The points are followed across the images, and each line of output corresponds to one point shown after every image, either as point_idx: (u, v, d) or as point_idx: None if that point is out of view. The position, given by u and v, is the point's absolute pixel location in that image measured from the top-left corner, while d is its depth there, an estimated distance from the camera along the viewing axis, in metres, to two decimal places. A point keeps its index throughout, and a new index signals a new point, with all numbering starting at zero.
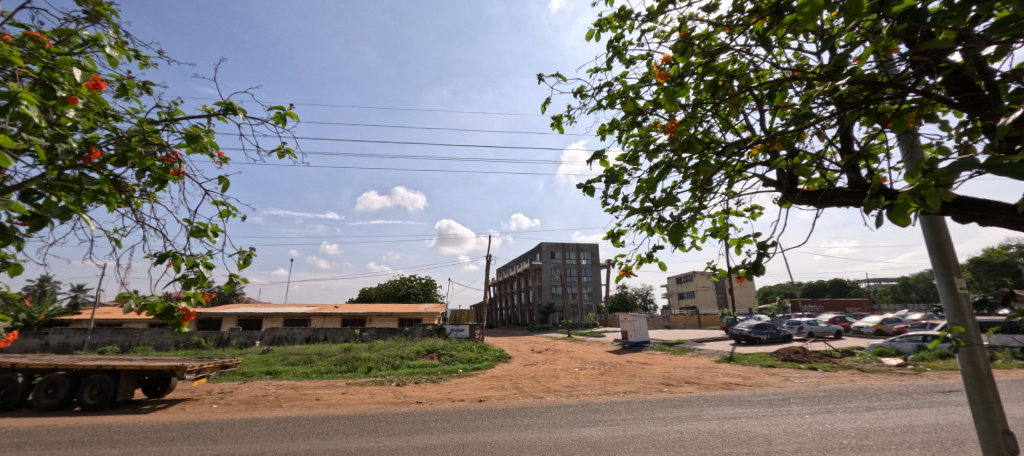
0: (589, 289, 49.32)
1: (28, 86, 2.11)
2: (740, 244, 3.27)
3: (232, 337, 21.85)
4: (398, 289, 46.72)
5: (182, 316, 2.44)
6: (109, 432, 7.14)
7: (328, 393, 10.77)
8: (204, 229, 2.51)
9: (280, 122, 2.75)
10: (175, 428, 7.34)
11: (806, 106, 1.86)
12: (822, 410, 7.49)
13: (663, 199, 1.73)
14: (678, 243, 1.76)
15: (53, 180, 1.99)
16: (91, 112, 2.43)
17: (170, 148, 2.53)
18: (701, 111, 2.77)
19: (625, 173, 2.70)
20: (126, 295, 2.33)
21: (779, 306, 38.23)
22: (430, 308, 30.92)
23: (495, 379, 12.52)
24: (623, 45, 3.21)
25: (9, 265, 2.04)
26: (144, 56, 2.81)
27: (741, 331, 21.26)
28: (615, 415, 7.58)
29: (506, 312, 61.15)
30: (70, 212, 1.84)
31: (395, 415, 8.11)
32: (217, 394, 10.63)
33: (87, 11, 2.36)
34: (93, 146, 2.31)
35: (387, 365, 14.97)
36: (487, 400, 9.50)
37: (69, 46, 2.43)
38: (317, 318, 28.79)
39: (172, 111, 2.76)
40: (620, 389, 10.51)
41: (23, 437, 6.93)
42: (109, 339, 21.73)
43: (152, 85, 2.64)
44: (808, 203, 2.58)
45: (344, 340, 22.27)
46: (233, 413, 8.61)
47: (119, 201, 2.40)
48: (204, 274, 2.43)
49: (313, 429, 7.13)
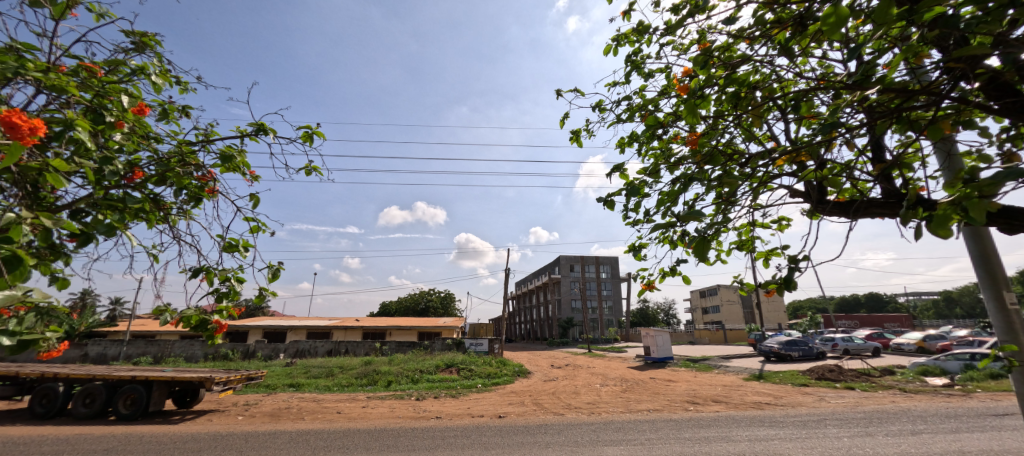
0: (609, 304, 48.59)
1: (79, 113, 2.25)
2: (768, 258, 3.17)
3: (257, 349, 22.29)
4: (417, 302, 47.17)
5: (215, 328, 2.54)
6: (141, 442, 7.36)
7: (349, 406, 10.88)
8: (236, 244, 2.63)
9: (307, 141, 2.85)
10: (203, 439, 7.52)
11: (834, 115, 1.81)
12: (862, 433, 7.15)
13: (690, 213, 1.69)
14: (704, 257, 1.73)
15: (99, 200, 2.13)
16: (135, 134, 2.58)
17: (206, 169, 2.67)
18: (723, 122, 2.73)
19: (645, 186, 2.68)
20: (162, 308, 2.44)
21: (811, 322, 36.77)
22: (450, 322, 31.06)
23: (514, 395, 12.37)
24: (641, 59, 3.22)
25: (58, 280, 2.14)
26: (183, 82, 2.96)
27: (770, 347, 20.57)
28: (640, 434, 7.39)
29: (524, 326, 60.89)
30: (115, 229, 1.98)
31: (415, 430, 8.09)
32: (242, 406, 10.81)
33: (134, 42, 2.51)
34: (135, 167, 2.44)
35: (406, 379, 15.00)
36: (506, 416, 9.38)
37: (117, 74, 2.57)
38: (338, 332, 29.17)
39: (207, 132, 2.91)
40: (643, 407, 10.24)
41: (62, 445, 7.17)
42: (143, 349, 22.56)
43: (191, 109, 2.79)
44: (840, 214, 2.50)
45: (364, 353, 22.47)
46: (257, 425, 8.78)
47: (158, 220, 2.53)
48: (235, 288, 2.55)
49: (334, 443, 7.18)
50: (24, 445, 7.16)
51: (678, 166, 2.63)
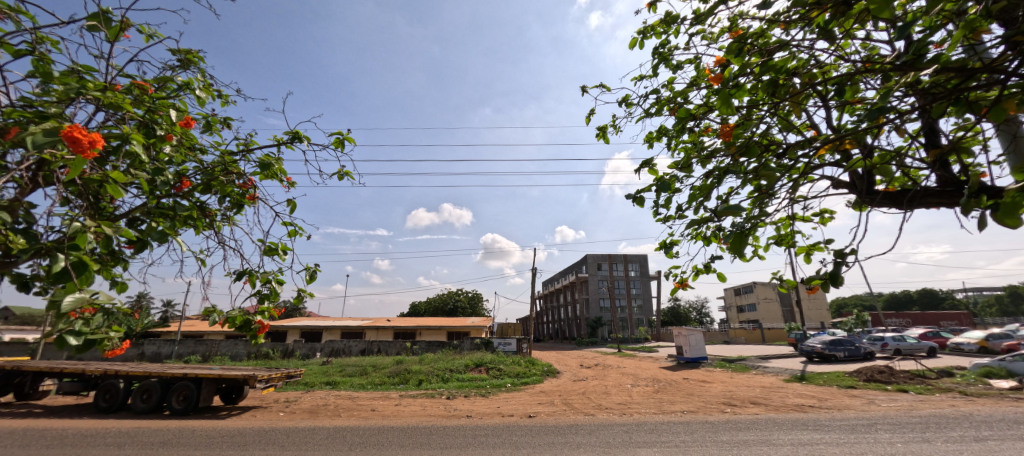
0: (639, 302, 47.74)
1: (134, 128, 2.41)
2: (810, 253, 3.05)
3: (295, 348, 23.12)
4: (445, 302, 47.75)
5: (258, 328, 2.65)
6: (192, 435, 7.79)
7: (383, 403, 11.15)
8: (276, 248, 2.75)
9: (340, 147, 2.96)
10: (248, 434, 7.87)
11: (881, 100, 1.72)
12: (918, 439, 6.73)
13: (726, 208, 1.64)
14: (740, 253, 1.68)
15: (153, 208, 2.28)
16: (183, 146, 2.73)
17: (247, 177, 2.81)
18: (758, 112, 2.63)
19: (676, 181, 2.62)
20: (211, 309, 2.58)
21: (858, 320, 34.96)
22: (478, 321, 31.28)
23: (544, 395, 12.34)
24: (669, 51, 3.15)
25: (118, 283, 2.29)
26: (225, 95, 3.11)
27: (813, 347, 19.71)
28: (674, 436, 7.22)
29: (553, 326, 60.62)
30: (168, 235, 2.12)
31: (448, 428, 8.20)
32: (283, 402, 11.24)
33: (180, 59, 2.65)
34: (183, 177, 2.59)
35: (437, 378, 15.21)
36: (536, 416, 9.38)
37: (167, 91, 2.72)
38: (371, 332, 29.88)
39: (247, 142, 3.05)
40: (677, 408, 10.01)
41: (122, 437, 7.67)
42: (192, 349, 23.82)
43: (232, 120, 2.93)
44: (890, 205, 2.36)
45: (396, 352, 22.93)
46: (297, 421, 9.12)
47: (205, 226, 2.68)
48: (276, 290, 2.67)
49: (370, 440, 7.37)
50: (90, 436, 7.71)
51: (710, 160, 2.57)
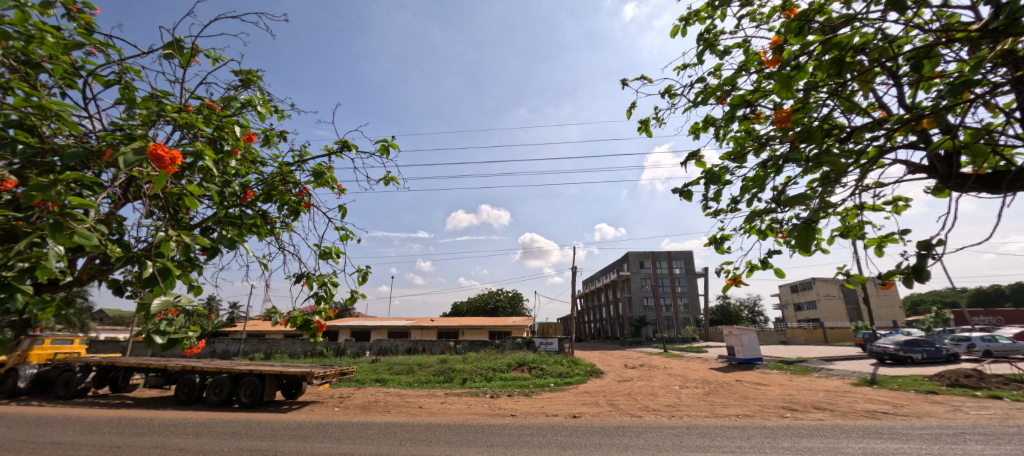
0: (686, 301, 46.20)
1: (205, 144, 2.65)
2: (883, 244, 2.84)
3: (346, 347, 24.20)
4: (487, 302, 48.24)
5: (316, 327, 2.83)
6: (259, 427, 8.37)
7: (430, 401, 11.47)
8: (329, 252, 2.93)
9: (385, 154, 3.11)
10: (308, 427, 8.37)
11: (972, 72, 1.57)
12: (1008, 451, 6.13)
13: (790, 198, 1.57)
14: (807, 247, 1.60)
15: (223, 218, 2.51)
16: (246, 160, 2.97)
17: (302, 186, 3.00)
18: (818, 95, 2.49)
19: (728, 172, 2.53)
20: (274, 310, 2.79)
21: (936, 319, 32.05)
22: (520, 321, 31.43)
23: (588, 395, 12.24)
24: (715, 36, 3.05)
25: (195, 287, 2.54)
26: (280, 109, 3.35)
27: (884, 348, 18.24)
28: (728, 441, 6.97)
29: (595, 326, 59.87)
30: (236, 242, 2.33)
31: (493, 427, 8.33)
32: (338, 398, 11.83)
33: (242, 79, 2.89)
34: (247, 188, 2.82)
35: (480, 377, 15.45)
36: (581, 416, 9.31)
37: (231, 109, 2.97)
38: (416, 332, 30.73)
39: (301, 152, 3.26)
40: (731, 411, 9.62)
41: (199, 427, 8.36)
42: (255, 347, 25.48)
43: (287, 133, 3.14)
44: (981, 189, 2.13)
45: (440, 351, 23.47)
46: (352, 416, 9.58)
47: (266, 233, 2.88)
48: (331, 292, 2.85)
49: (419, 436, 7.63)
50: (172, 426, 8.46)
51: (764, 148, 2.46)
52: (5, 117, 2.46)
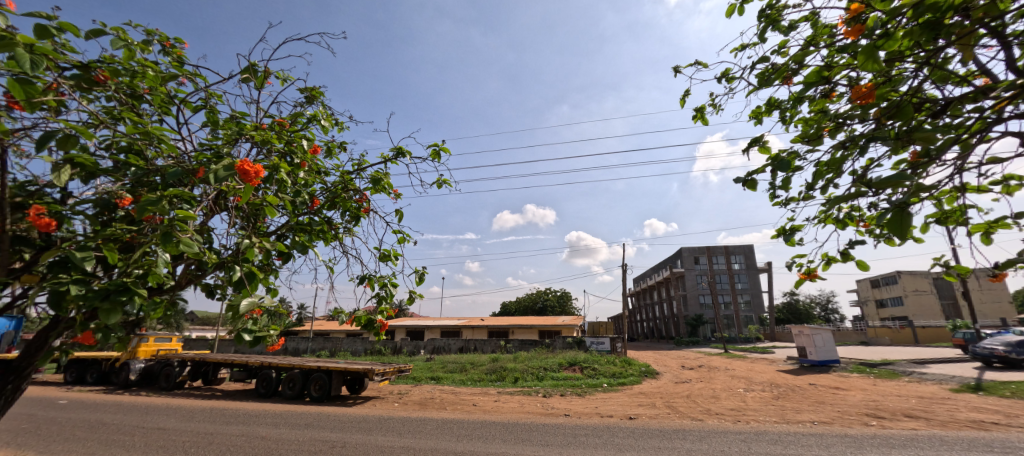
0: (747, 298, 43.80)
1: (278, 158, 2.92)
2: (991, 231, 2.51)
3: (403, 345, 25.17)
4: (535, 302, 48.26)
5: (379, 327, 3.03)
6: (329, 420, 8.97)
7: (483, 399, 11.72)
8: (389, 254, 3.13)
9: (437, 158, 3.26)
10: (371, 421, 8.86)
11: None
12: None
13: (882, 179, 1.44)
14: (901, 234, 1.46)
15: (295, 225, 2.76)
16: (312, 171, 3.23)
17: (362, 192, 3.22)
18: (904, 66, 2.28)
19: (800, 156, 2.38)
20: (340, 310, 3.02)
21: None
22: (570, 320, 31.22)
23: (644, 397, 11.97)
24: (778, 11, 2.90)
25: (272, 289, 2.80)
26: (341, 122, 3.61)
27: (991, 349, 16.37)
28: (799, 449, 6.59)
29: (648, 325, 58.23)
30: (308, 247, 2.56)
31: (548, 426, 8.39)
32: (397, 394, 12.36)
33: (307, 96, 3.15)
34: (314, 197, 3.07)
35: (532, 376, 15.55)
36: (637, 418, 9.16)
37: (298, 124, 3.25)
38: (467, 331, 31.37)
39: (360, 161, 3.49)
40: (805, 417, 9.05)
41: (277, 418, 9.09)
42: (321, 345, 27.11)
43: (348, 144, 3.37)
44: None
45: (491, 350, 23.82)
46: (411, 412, 10.01)
47: (332, 237, 3.13)
48: (391, 292, 3.05)
49: (475, 432, 7.85)
50: (254, 416, 9.26)
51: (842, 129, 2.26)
52: (117, 143, 2.84)
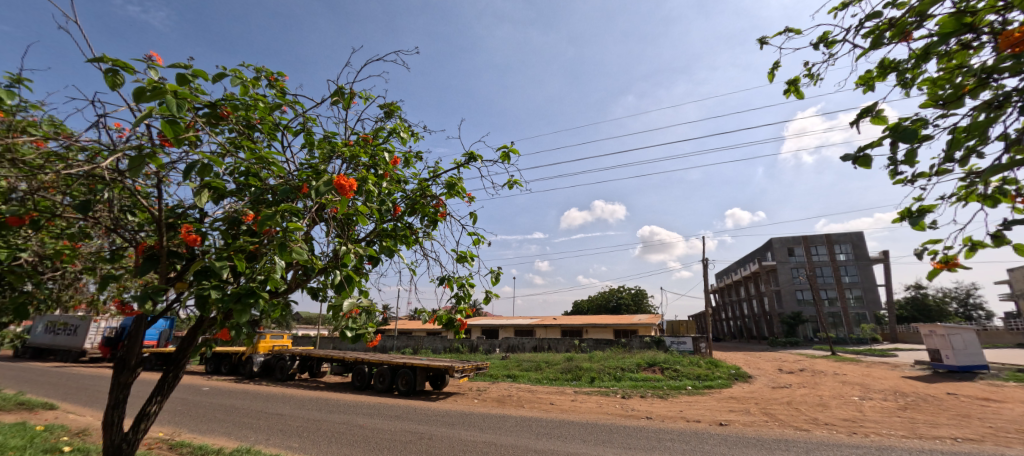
0: (859, 294, 39.17)
1: (365, 171, 3.25)
2: None
3: (479, 344, 26.04)
4: (608, 301, 47.34)
5: (459, 325, 3.25)
6: (416, 412, 9.63)
7: (560, 398, 11.81)
8: (466, 256, 3.35)
9: (507, 160, 3.42)
10: (454, 415, 9.37)
11: None
12: None
13: None
14: None
15: (382, 232, 3.08)
16: (394, 180, 3.55)
17: (439, 198, 3.48)
18: None
19: (927, 125, 1.95)
20: (423, 310, 3.29)
21: None
22: (646, 318, 30.24)
23: (735, 402, 11.33)
24: None
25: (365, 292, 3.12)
26: (416, 133, 3.91)
27: None
28: None
29: (735, 324, 54.49)
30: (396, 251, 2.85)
31: (629, 428, 8.28)
32: (476, 391, 12.86)
33: (387, 111, 3.47)
34: (397, 205, 3.37)
35: (609, 376, 15.35)
36: (729, 424, 8.73)
37: (381, 138, 3.59)
38: (540, 329, 31.64)
39: (435, 168, 3.76)
40: (945, 433, 8.00)
41: (370, 409, 9.93)
42: (405, 343, 28.87)
43: (423, 153, 3.65)
44: None
45: (566, 349, 23.81)
46: (489, 408, 10.39)
47: (414, 241, 3.42)
48: (469, 292, 3.26)
49: (553, 431, 7.98)
50: (352, 407, 10.20)
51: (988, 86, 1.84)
52: (238, 168, 3.33)
